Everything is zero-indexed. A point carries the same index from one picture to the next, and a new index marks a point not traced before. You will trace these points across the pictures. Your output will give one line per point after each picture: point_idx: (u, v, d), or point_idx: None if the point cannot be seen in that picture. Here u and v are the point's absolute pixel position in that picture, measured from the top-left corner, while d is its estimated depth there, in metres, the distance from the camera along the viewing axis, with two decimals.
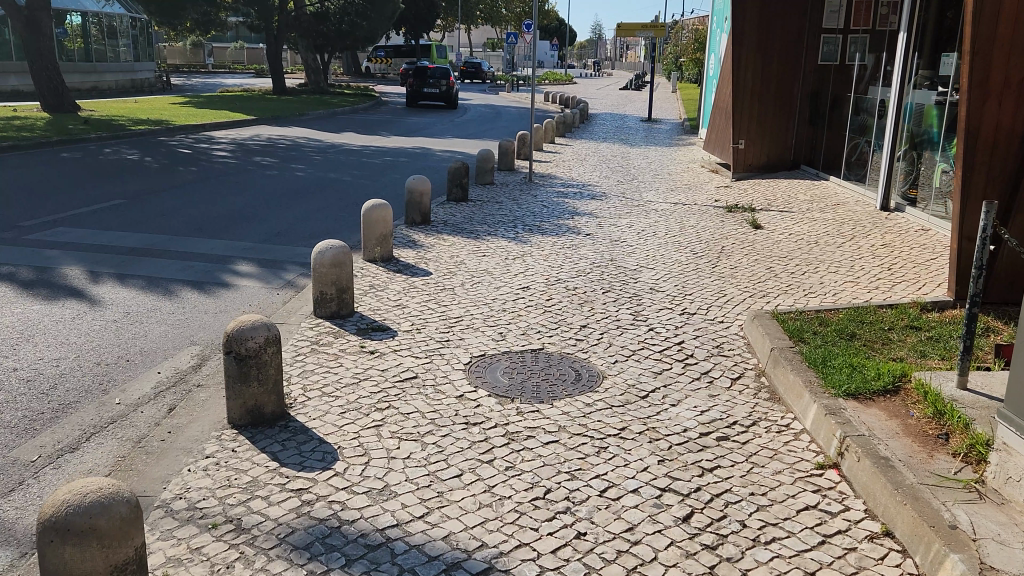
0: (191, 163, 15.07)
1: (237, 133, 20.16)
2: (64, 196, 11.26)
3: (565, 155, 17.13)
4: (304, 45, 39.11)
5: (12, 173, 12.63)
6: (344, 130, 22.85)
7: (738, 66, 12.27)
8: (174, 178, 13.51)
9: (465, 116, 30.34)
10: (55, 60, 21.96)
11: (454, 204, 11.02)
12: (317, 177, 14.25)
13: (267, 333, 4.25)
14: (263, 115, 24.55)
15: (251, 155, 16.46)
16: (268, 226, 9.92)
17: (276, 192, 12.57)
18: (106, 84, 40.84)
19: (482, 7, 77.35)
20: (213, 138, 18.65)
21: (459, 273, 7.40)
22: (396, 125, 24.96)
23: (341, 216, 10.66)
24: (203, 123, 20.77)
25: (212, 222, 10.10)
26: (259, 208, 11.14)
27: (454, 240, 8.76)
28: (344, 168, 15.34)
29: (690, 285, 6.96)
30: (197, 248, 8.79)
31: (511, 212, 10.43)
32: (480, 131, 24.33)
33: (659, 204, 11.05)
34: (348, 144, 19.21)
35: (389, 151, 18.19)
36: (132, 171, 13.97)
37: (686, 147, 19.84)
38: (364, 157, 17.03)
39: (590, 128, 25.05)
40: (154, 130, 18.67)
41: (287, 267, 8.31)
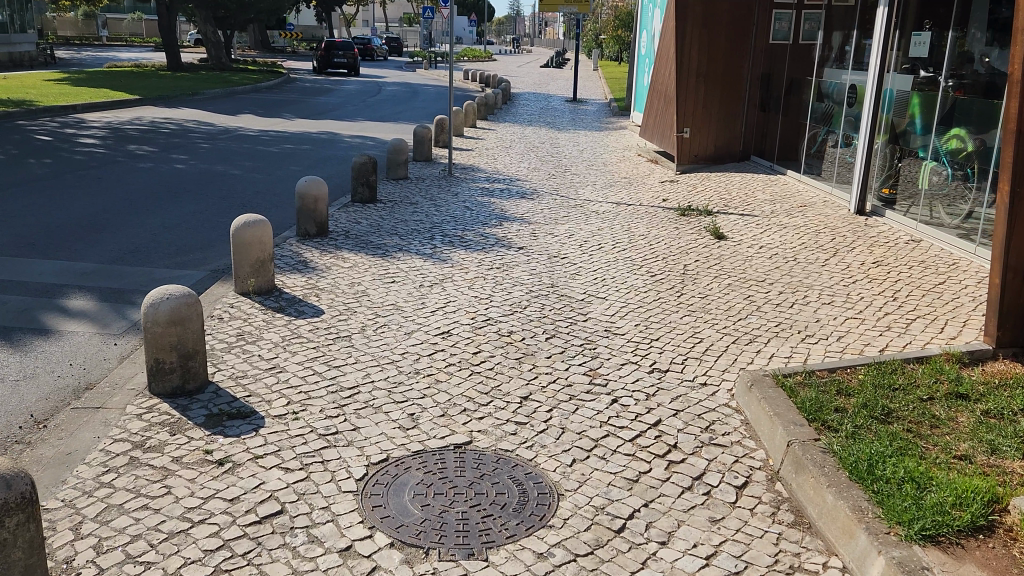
0: (48, 153, 12.79)
1: (115, 115, 17.69)
2: None
3: (488, 141, 15.52)
4: (202, 15, 35.92)
5: None
6: (242, 111, 20.57)
7: (681, 43, 10.89)
8: (22, 171, 11.27)
9: (378, 95, 28.26)
10: None
11: (359, 207, 9.31)
12: (202, 170, 12.22)
13: (7, 496, 2.51)
14: (150, 94, 21.94)
15: (127, 143, 14.25)
16: (126, 240, 8.01)
17: (147, 190, 10.58)
18: None
19: None
20: (86, 122, 16.25)
21: (359, 312, 5.77)
22: (302, 106, 22.77)
23: (221, 224, 8.82)
24: (76, 104, 18.25)
25: (54, 234, 8.10)
26: (120, 213, 9.16)
27: (357, 258, 7.11)
28: (235, 159, 13.33)
29: (654, 325, 5.52)
30: (22, 273, 6.83)
31: (426, 218, 8.79)
32: (394, 112, 22.42)
33: (599, 204, 9.61)
34: (243, 129, 17.07)
35: (290, 137, 16.18)
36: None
37: (617, 130, 18.51)
38: (262, 145, 15.00)
39: (512, 110, 23.42)
40: (11, 112, 16.10)
41: (139, 300, 6.48)
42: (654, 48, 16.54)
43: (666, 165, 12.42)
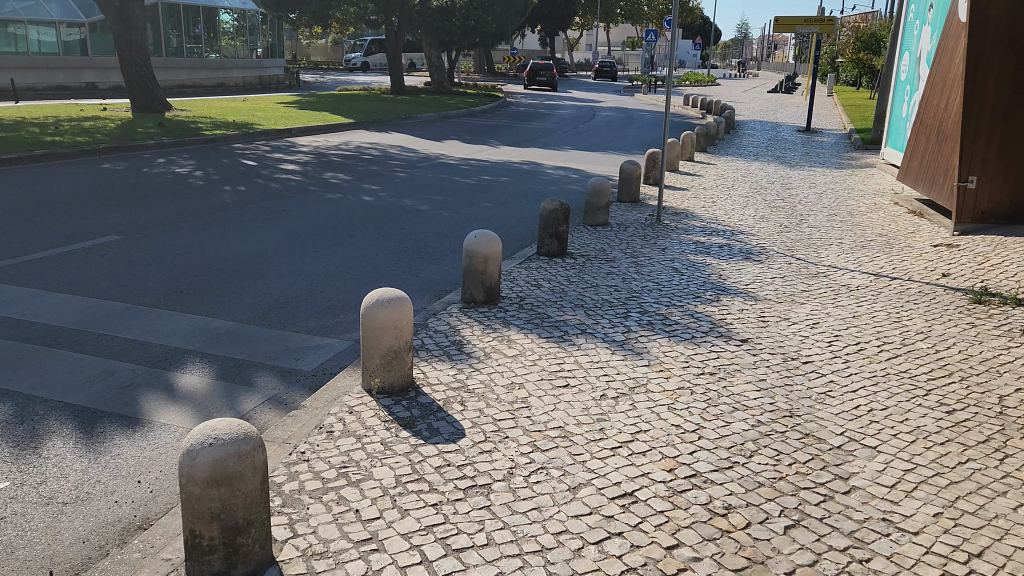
0: (246, 177, 12.45)
1: (324, 139, 17.57)
2: (50, 225, 8.71)
3: (706, 179, 13.52)
4: (426, 40, 36.58)
5: (18, 190, 10.29)
6: (449, 136, 19.95)
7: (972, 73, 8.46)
8: (212, 197, 10.86)
9: (591, 120, 26.94)
10: (147, 56, 20.10)
11: (544, 262, 7.78)
12: (388, 203, 11.28)
13: None
14: (364, 117, 21.99)
15: (325, 169, 13.77)
16: (277, 291, 6.97)
17: (325, 225, 9.71)
18: (233, 81, 40.14)
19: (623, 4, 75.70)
20: (294, 145, 16.18)
21: (512, 439, 4.13)
22: (510, 132, 21.87)
23: (385, 278, 7.61)
24: (292, 126, 18.43)
25: (207, 277, 7.24)
26: (285, 254, 8.23)
27: (527, 342, 5.52)
28: (426, 191, 12.34)
29: (969, 524, 3.41)
30: (149, 331, 5.85)
31: (623, 284, 7.05)
32: (606, 140, 20.91)
33: (850, 276, 7.41)
34: (445, 156, 16.25)
35: (490, 167, 15.09)
36: (170, 184, 11.44)
37: (862, 170, 15.76)
38: (458, 175, 14.00)
39: (735, 141, 21.13)
40: (229, 134, 16.35)
41: (260, 376, 5.25)
42: (917, 75, 13.75)
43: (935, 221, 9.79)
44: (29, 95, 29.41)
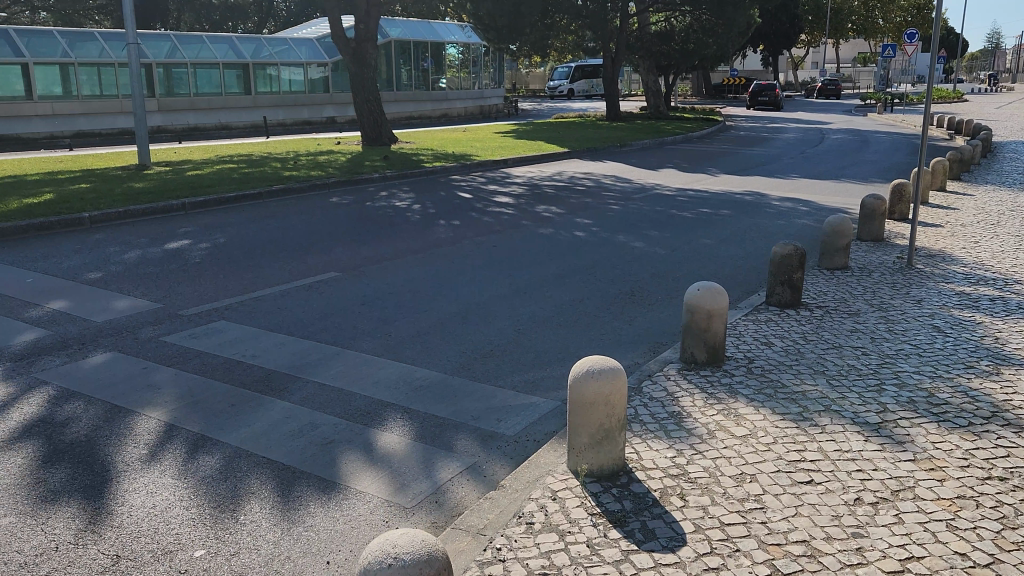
0: (461, 210, 12.54)
1: (538, 169, 17.53)
2: (278, 261, 9.09)
3: (965, 212, 11.75)
4: (643, 64, 36.11)
5: (255, 224, 10.96)
6: (665, 165, 19.22)
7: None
8: (428, 232, 10.96)
9: (820, 144, 24.99)
10: (378, 93, 21.24)
11: (774, 313, 6.89)
12: (601, 239, 10.80)
13: None
14: (579, 145, 21.78)
15: (538, 202, 13.59)
16: (484, 339, 6.66)
17: (535, 263, 9.39)
18: (456, 112, 41.93)
19: (856, 17, 71.28)
20: (509, 176, 16.24)
21: (743, 554, 3.41)
22: (730, 158, 20.73)
23: (596, 326, 7.09)
24: (508, 157, 18.60)
25: (417, 322, 7.09)
26: (495, 296, 7.97)
27: (758, 419, 4.74)
28: (641, 225, 11.74)
29: None
30: (355, 381, 5.72)
31: (873, 345, 6.02)
32: (838, 167, 19.16)
33: None
34: (661, 187, 15.57)
35: (709, 198, 14.19)
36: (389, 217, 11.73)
37: None
38: (675, 208, 13.27)
39: (996, 165, 18.53)
40: (447, 166, 16.74)
41: (461, 439, 4.89)
42: None
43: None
44: (279, 130, 32.40)
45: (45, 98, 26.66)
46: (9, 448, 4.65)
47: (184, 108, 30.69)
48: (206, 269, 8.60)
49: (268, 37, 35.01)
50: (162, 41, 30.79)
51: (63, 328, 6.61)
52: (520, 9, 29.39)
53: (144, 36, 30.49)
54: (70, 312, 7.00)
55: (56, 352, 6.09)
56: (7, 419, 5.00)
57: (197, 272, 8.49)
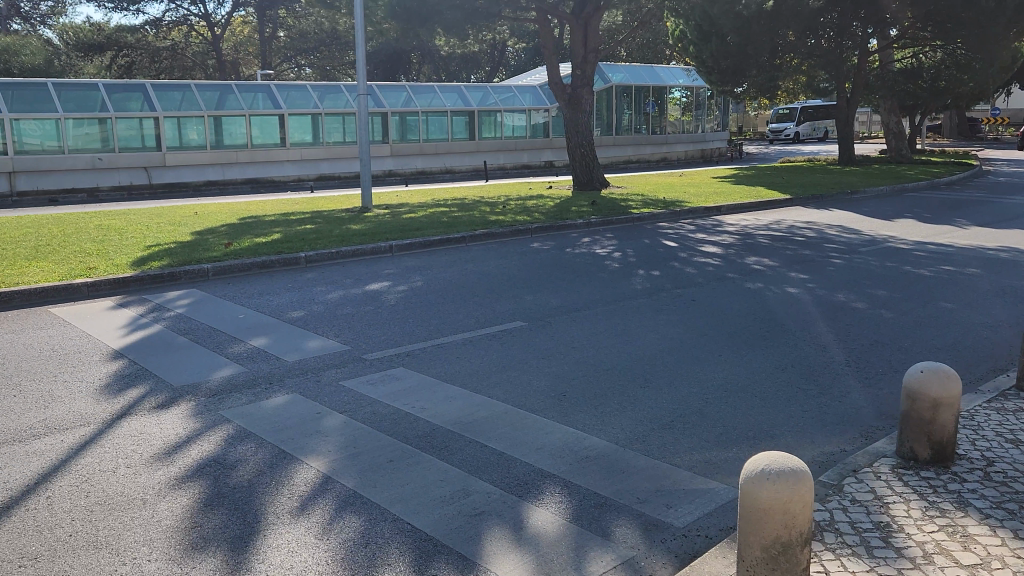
0: (663, 260, 11.94)
1: (754, 217, 16.46)
2: (469, 308, 9.05)
3: None
4: (884, 104, 33.35)
5: (454, 268, 11.10)
6: (903, 214, 17.32)
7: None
8: (624, 282, 10.50)
9: None
10: (592, 138, 21.19)
11: None
12: (816, 297, 9.72)
13: None
14: (804, 192, 20.27)
15: (749, 253, 12.65)
16: (666, 408, 6.04)
17: (737, 322, 8.60)
18: (677, 156, 41.13)
19: None
20: (721, 224, 15.37)
21: None
22: (984, 208, 18.27)
23: (797, 401, 6.22)
24: (722, 203, 17.69)
25: (596, 382, 6.63)
26: (685, 358, 7.31)
27: (993, 544, 3.75)
28: (864, 283, 10.47)
29: None
30: (519, 445, 5.35)
31: None
32: None
33: None
34: (896, 240, 13.93)
35: (953, 254, 12.44)
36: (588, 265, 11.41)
37: None
38: (909, 264, 11.75)
39: None
40: (656, 212, 16.19)
41: (621, 525, 4.34)
42: None
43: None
44: (499, 174, 33.48)
45: (297, 145, 29.55)
46: (178, 484, 4.72)
47: (415, 154, 32.71)
48: (398, 314, 8.73)
49: (495, 86, 36.58)
50: (398, 92, 33.11)
51: (256, 366, 6.89)
52: (747, 51, 27.91)
53: (385, 88, 33.00)
54: (266, 350, 7.31)
55: (244, 390, 6.31)
56: (185, 454, 5.13)
57: (390, 316, 8.64)
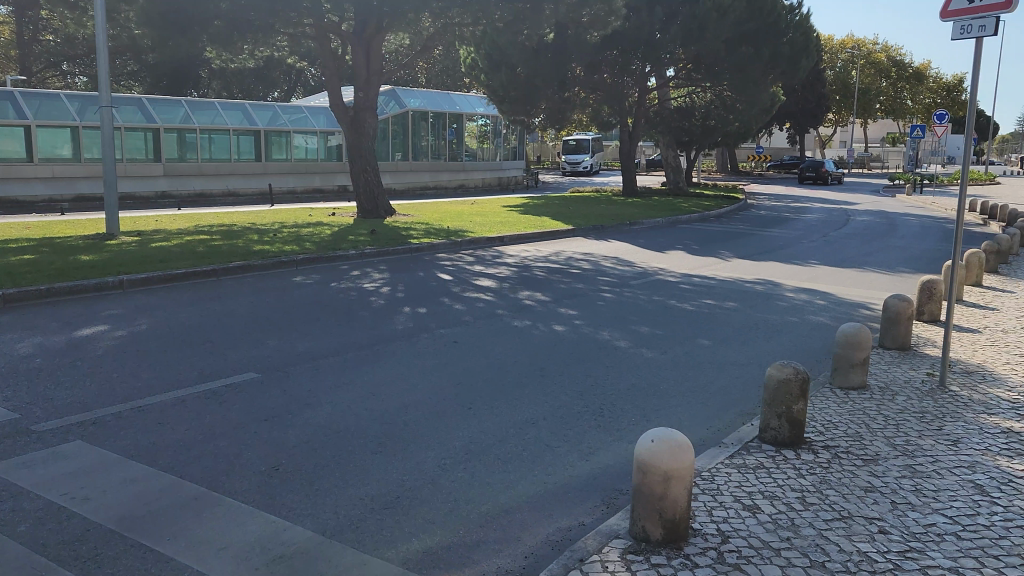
0: (432, 295, 11.23)
1: (535, 249, 16.26)
2: (195, 357, 7.80)
3: (1006, 313, 10.16)
4: (664, 140, 35.21)
5: (193, 308, 9.74)
6: (674, 246, 17.90)
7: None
8: (385, 321, 9.66)
9: (846, 227, 23.52)
10: (375, 164, 20.31)
11: (767, 455, 5.35)
12: (580, 336, 9.37)
13: None
14: (585, 223, 20.55)
15: (523, 287, 12.28)
16: (393, 482, 5.22)
17: (495, 367, 8.00)
18: (473, 183, 41.06)
19: (885, 98, 71.50)
20: (500, 256, 14.99)
21: None
22: (746, 240, 19.35)
23: (541, 463, 5.62)
24: (505, 234, 17.41)
25: (319, 450, 5.69)
26: (428, 414, 6.54)
27: None
28: (628, 319, 10.31)
29: None
30: (201, 544, 4.32)
31: (892, 513, 4.43)
32: (863, 252, 17.64)
33: None
34: (664, 272, 14.20)
35: (714, 288, 12.74)
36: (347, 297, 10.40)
37: None
38: (673, 298, 11.84)
39: None
40: (436, 243, 15.56)
41: None
42: None
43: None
44: (287, 198, 31.62)
45: (48, 161, 26.16)
46: None
47: (192, 175, 30.13)
48: (101, 367, 7.32)
49: (284, 105, 34.75)
50: (174, 107, 30.47)
51: None
52: (534, 82, 28.38)
53: (157, 102, 30.24)
54: None
55: None
56: None
57: (90, 371, 7.21)
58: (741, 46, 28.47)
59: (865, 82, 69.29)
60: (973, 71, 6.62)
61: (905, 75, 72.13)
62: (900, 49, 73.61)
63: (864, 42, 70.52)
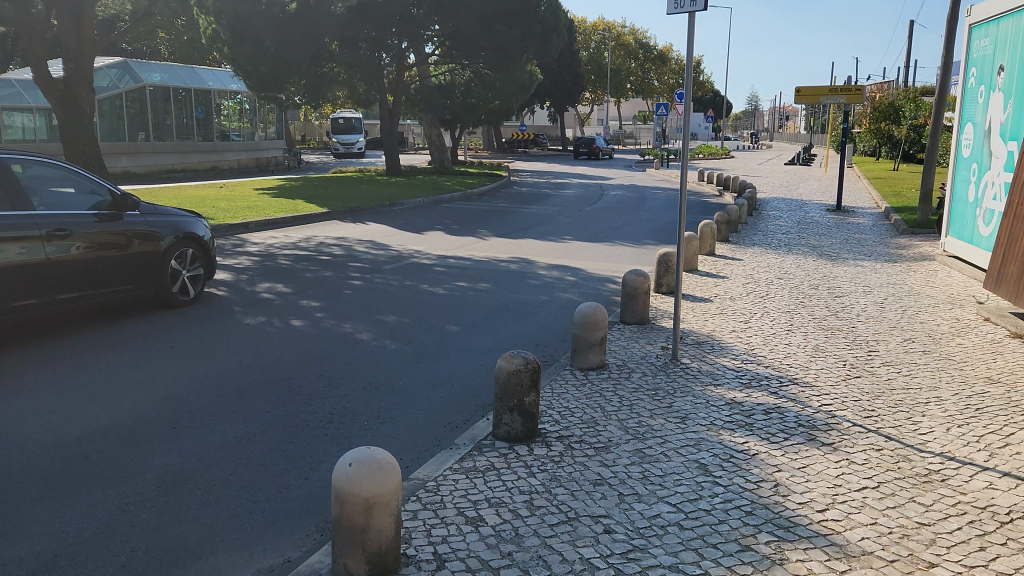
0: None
1: (283, 235, 15.13)
2: None
3: (734, 280, 10.78)
4: (425, 118, 34.83)
5: None
6: (433, 226, 17.51)
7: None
8: (88, 329, 8.29)
9: (599, 201, 24.51)
10: (95, 146, 17.92)
11: (502, 453, 4.96)
12: (320, 330, 8.61)
13: None
14: (342, 205, 19.59)
15: (264, 278, 11.23)
16: (56, 538, 4.23)
17: (216, 374, 7.05)
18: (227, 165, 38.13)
19: (633, 77, 76.51)
20: (243, 245, 13.74)
21: None
22: (505, 217, 19.43)
23: (250, 489, 4.87)
24: (251, 220, 16.07)
25: None
26: (119, 442, 5.51)
27: None
28: (376, 308, 9.70)
29: None
30: None
31: (618, 509, 4.18)
32: (612, 226, 18.34)
33: (982, 473, 4.45)
34: (419, 254, 13.73)
35: (467, 269, 12.46)
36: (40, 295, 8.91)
37: (919, 257, 12.87)
38: (425, 282, 11.39)
39: (761, 221, 18.32)
40: None
41: None
42: (984, 149, 10.65)
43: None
44: None
45: None
46: None
47: None
48: None
49: None
50: None
51: None
52: (283, 58, 26.54)
53: None
54: None
55: None
56: None
57: None
58: (496, 23, 28.80)
59: (615, 62, 73.62)
60: (687, 43, 6.68)
61: (650, 58, 77.44)
62: (644, 32, 78.95)
63: (612, 24, 74.81)
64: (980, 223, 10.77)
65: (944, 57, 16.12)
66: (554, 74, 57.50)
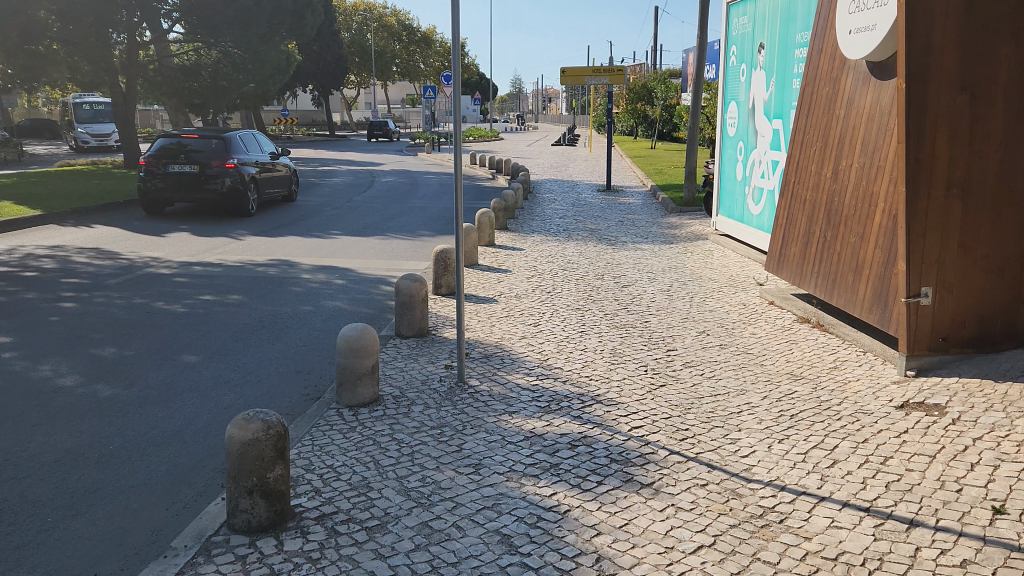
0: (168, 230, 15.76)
1: None
2: None
3: (516, 274, 9.99)
4: (168, 103, 31.32)
5: None
6: (178, 226, 15.25)
7: (924, 86, 5.09)
8: None
9: (369, 189, 23.12)
10: None
11: (240, 556, 3.63)
12: (3, 377, 6.61)
13: None
14: (63, 207, 16.63)
15: None
16: None
17: None
18: None
19: (398, 60, 75.14)
20: None
21: None
22: (264, 211, 17.50)
23: None
24: None
25: None
26: None
27: None
28: (91, 339, 7.78)
29: None
30: None
31: None
32: (384, 216, 17.08)
33: (821, 509, 3.81)
34: (158, 262, 11.67)
35: (215, 278, 10.66)
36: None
37: (692, 236, 12.91)
38: (161, 298, 9.50)
39: (536, 206, 17.94)
40: None
41: None
42: (751, 128, 10.62)
43: (856, 340, 6.42)
44: None
45: None
46: None
47: None
48: None
49: None
50: None
51: None
52: None
53: None
54: None
55: None
56: None
57: None
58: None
59: (379, 44, 71.87)
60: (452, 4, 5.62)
61: (414, 40, 76.57)
62: (406, 14, 77.78)
63: (372, 5, 72.90)
64: (749, 202, 10.77)
65: (699, 38, 16.46)
66: (316, 56, 54.77)
